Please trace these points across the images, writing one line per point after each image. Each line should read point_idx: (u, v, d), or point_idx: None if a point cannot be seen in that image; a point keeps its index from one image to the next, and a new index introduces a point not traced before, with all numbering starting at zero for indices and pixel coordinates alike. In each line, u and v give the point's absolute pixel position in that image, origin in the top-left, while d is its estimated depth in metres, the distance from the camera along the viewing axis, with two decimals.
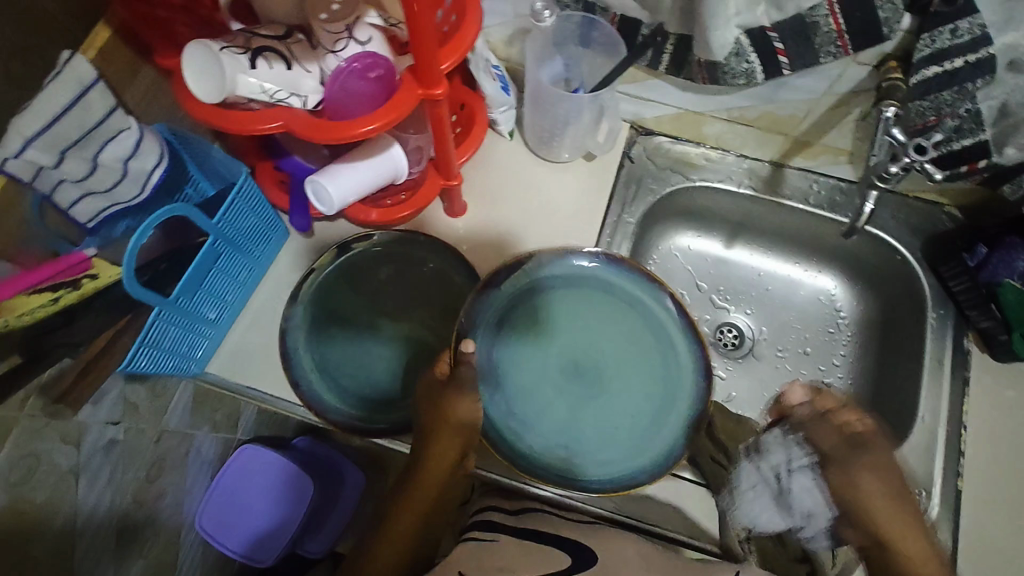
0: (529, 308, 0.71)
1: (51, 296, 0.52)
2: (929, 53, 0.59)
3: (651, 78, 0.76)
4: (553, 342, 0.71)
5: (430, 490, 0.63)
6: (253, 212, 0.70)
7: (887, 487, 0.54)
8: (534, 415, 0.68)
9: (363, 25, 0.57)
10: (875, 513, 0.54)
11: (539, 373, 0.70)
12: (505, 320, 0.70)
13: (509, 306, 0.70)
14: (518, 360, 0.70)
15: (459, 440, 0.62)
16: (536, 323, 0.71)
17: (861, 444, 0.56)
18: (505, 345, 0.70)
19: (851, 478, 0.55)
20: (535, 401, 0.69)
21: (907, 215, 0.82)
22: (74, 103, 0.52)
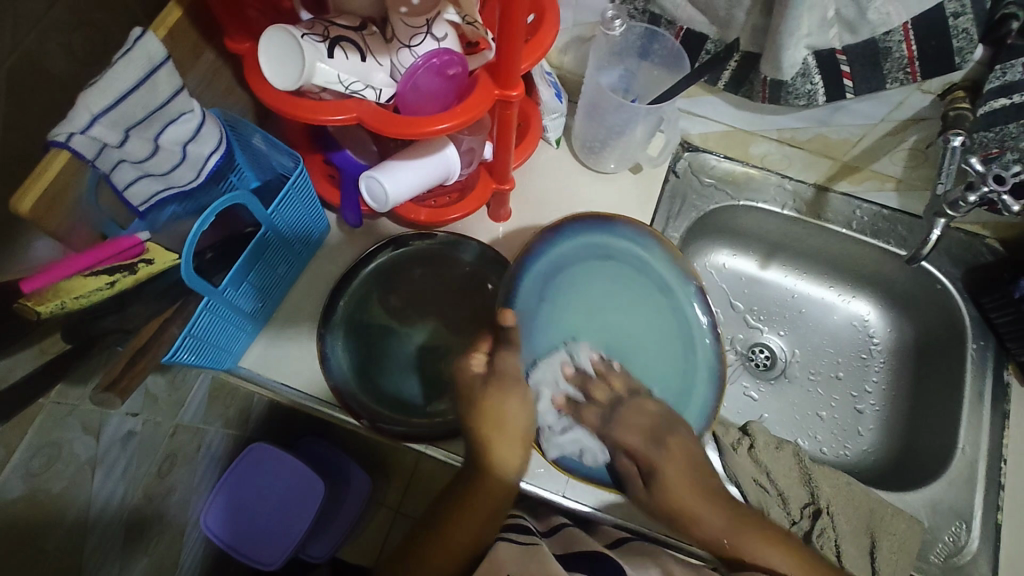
0: (574, 278, 0.68)
1: (107, 280, 0.50)
2: (999, 84, 0.59)
3: (706, 95, 0.76)
4: (571, 319, 0.68)
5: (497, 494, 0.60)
6: (302, 205, 0.68)
7: (691, 467, 0.62)
8: (544, 337, 0.66)
9: (441, 21, 0.55)
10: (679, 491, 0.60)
11: (573, 315, 0.68)
12: (550, 283, 0.67)
13: (553, 268, 0.67)
14: (568, 292, 0.68)
15: (509, 444, 0.61)
16: (590, 282, 0.69)
17: (662, 443, 0.62)
18: (562, 269, 0.67)
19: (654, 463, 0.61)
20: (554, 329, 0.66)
21: (949, 245, 0.82)
22: (143, 82, 0.50)
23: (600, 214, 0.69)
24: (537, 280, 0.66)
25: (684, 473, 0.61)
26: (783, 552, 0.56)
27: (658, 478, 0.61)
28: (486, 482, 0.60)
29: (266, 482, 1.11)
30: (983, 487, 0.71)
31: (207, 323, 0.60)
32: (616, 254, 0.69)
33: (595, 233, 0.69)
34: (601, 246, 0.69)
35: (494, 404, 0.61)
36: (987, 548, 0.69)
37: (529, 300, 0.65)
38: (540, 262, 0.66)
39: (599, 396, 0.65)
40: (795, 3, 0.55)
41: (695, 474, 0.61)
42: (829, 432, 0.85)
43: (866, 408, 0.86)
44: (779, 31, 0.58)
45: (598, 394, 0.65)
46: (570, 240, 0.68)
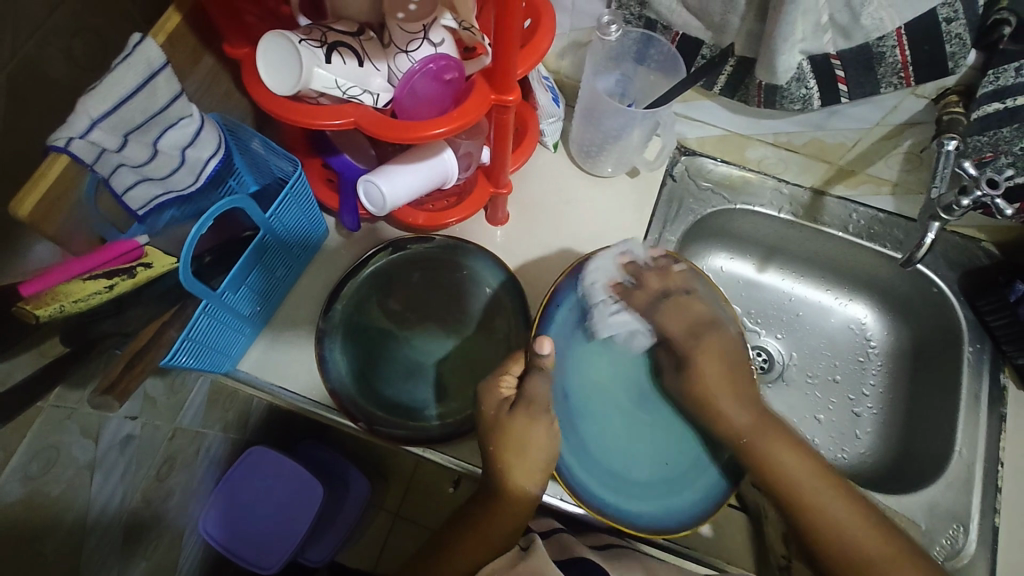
0: (610, 320, 0.70)
1: (106, 283, 0.50)
2: (993, 89, 0.60)
3: (702, 99, 0.77)
4: (605, 361, 0.70)
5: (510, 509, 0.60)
6: (300, 209, 0.68)
7: (722, 365, 0.66)
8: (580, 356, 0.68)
9: (438, 27, 0.56)
10: (712, 388, 0.65)
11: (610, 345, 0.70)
12: (584, 322, 0.69)
13: (589, 306, 0.69)
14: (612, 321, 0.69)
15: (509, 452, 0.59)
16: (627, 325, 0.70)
17: (700, 334, 0.68)
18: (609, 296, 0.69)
19: (692, 359, 0.67)
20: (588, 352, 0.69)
21: (945, 249, 0.83)
22: (142, 87, 0.51)
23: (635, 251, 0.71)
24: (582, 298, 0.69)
25: (717, 369, 0.66)
26: (798, 457, 0.62)
27: (692, 369, 0.66)
28: (496, 493, 0.60)
29: (265, 485, 1.11)
30: (980, 491, 0.71)
31: (206, 326, 0.60)
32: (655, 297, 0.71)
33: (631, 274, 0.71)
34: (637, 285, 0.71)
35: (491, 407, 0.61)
36: (984, 552, 0.69)
37: (571, 314, 0.68)
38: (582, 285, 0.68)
39: (651, 284, 0.70)
40: (789, 8, 0.56)
41: (731, 367, 0.66)
42: (826, 435, 0.85)
43: (864, 412, 0.86)
44: (773, 36, 0.58)
45: (649, 283, 0.71)
46: (606, 279, 0.70)
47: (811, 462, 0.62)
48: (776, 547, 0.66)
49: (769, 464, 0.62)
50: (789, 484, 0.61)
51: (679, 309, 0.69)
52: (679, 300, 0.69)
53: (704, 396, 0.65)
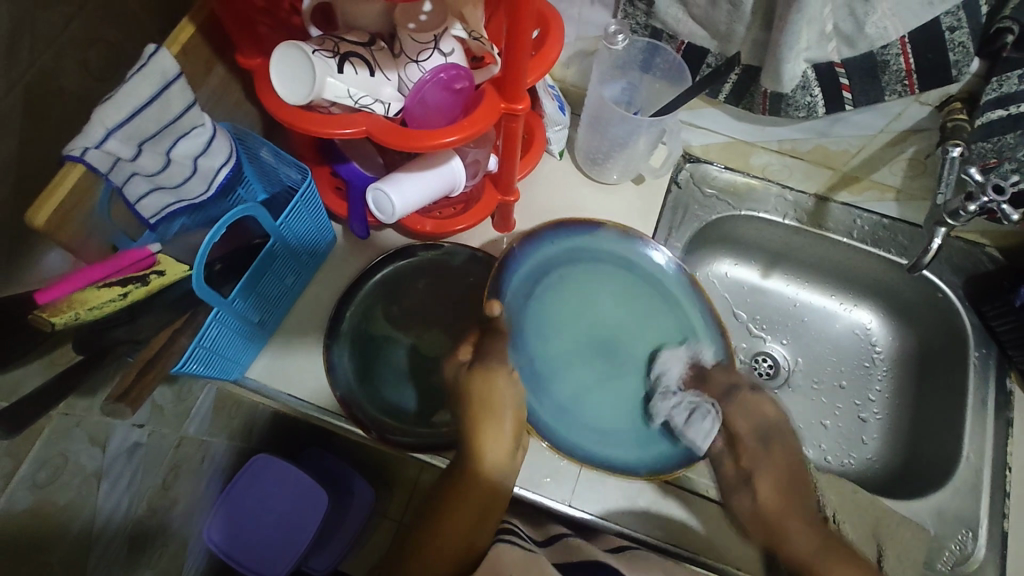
0: (568, 279, 0.73)
1: (120, 292, 0.50)
2: (997, 96, 0.60)
3: (706, 107, 0.78)
4: (566, 320, 0.72)
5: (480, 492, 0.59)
6: (310, 217, 0.69)
7: (778, 484, 0.68)
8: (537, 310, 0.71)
9: (448, 37, 0.56)
10: (768, 504, 0.66)
11: (571, 302, 0.72)
12: (540, 282, 0.71)
13: (545, 268, 0.72)
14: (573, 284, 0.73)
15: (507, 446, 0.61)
16: (585, 284, 0.73)
17: (766, 450, 0.71)
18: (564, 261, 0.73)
19: (751, 474, 0.69)
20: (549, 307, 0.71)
21: (949, 254, 0.83)
22: (158, 96, 0.52)
23: (585, 220, 0.74)
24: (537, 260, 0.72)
25: (778, 488, 0.68)
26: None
27: (750, 484, 0.68)
28: (477, 479, 0.59)
29: (268, 493, 1.10)
30: (989, 495, 0.72)
31: (217, 333, 0.60)
32: (610, 258, 0.75)
33: (585, 237, 0.74)
34: (593, 249, 0.74)
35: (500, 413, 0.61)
36: (994, 557, 0.69)
37: (529, 273, 0.71)
38: (538, 253, 0.72)
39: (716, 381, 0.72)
40: (795, 17, 0.56)
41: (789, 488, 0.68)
42: (833, 441, 0.85)
43: (870, 417, 0.86)
44: (779, 44, 0.59)
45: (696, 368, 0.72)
46: (558, 244, 0.73)
47: None
48: None
49: None
50: None
51: (746, 420, 0.72)
52: (758, 409, 0.73)
53: (769, 518, 0.65)
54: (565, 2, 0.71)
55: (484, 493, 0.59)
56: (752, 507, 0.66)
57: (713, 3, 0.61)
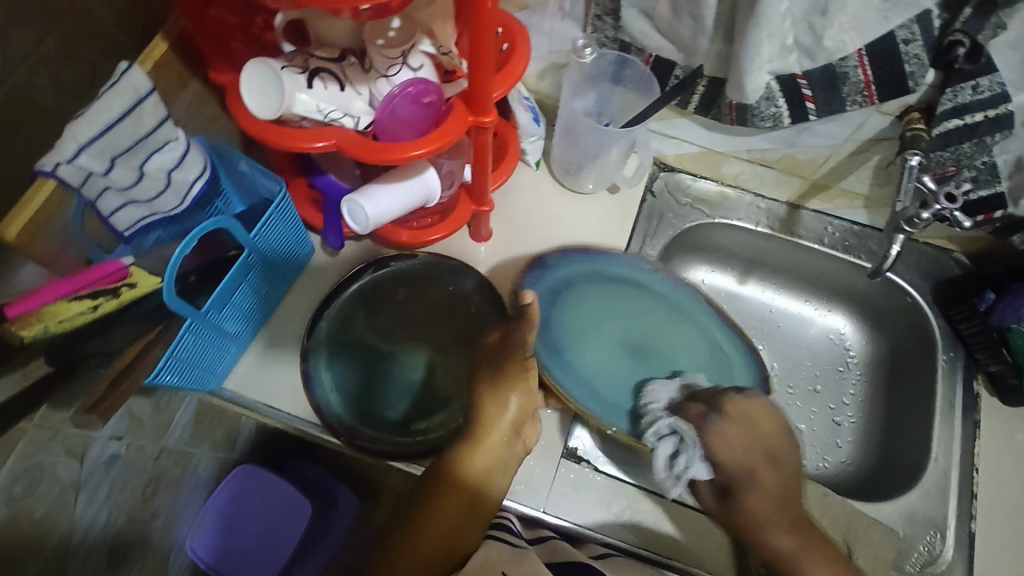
0: (595, 294, 0.78)
1: (90, 304, 0.51)
2: (952, 106, 0.62)
3: (679, 117, 0.79)
4: (596, 331, 0.77)
5: (461, 496, 0.60)
6: (286, 228, 0.70)
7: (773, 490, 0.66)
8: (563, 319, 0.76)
9: (416, 52, 0.58)
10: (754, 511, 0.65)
11: (598, 314, 0.77)
12: (568, 294, 0.77)
13: (571, 281, 0.78)
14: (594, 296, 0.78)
15: (495, 454, 0.62)
16: (615, 303, 0.78)
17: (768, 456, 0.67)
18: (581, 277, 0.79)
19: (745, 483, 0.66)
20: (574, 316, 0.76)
21: (918, 259, 0.85)
22: (130, 111, 0.52)
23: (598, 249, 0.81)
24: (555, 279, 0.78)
25: (770, 500, 0.66)
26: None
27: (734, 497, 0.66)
28: (459, 485, 0.60)
29: (253, 503, 1.10)
30: (956, 496, 0.73)
31: (190, 344, 0.61)
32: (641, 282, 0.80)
33: (613, 262, 0.80)
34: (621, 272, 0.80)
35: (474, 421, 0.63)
36: (961, 557, 0.70)
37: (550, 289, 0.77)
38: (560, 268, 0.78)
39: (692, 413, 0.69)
40: (753, 30, 0.58)
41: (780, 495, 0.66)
42: (808, 444, 0.86)
43: (845, 421, 0.88)
44: (740, 58, 0.61)
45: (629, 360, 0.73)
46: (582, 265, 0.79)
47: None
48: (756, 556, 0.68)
49: None
50: None
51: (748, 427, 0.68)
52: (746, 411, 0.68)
53: (753, 531, 0.65)
54: (536, 16, 0.72)
55: (465, 499, 0.60)
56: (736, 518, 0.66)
57: (678, 17, 0.63)
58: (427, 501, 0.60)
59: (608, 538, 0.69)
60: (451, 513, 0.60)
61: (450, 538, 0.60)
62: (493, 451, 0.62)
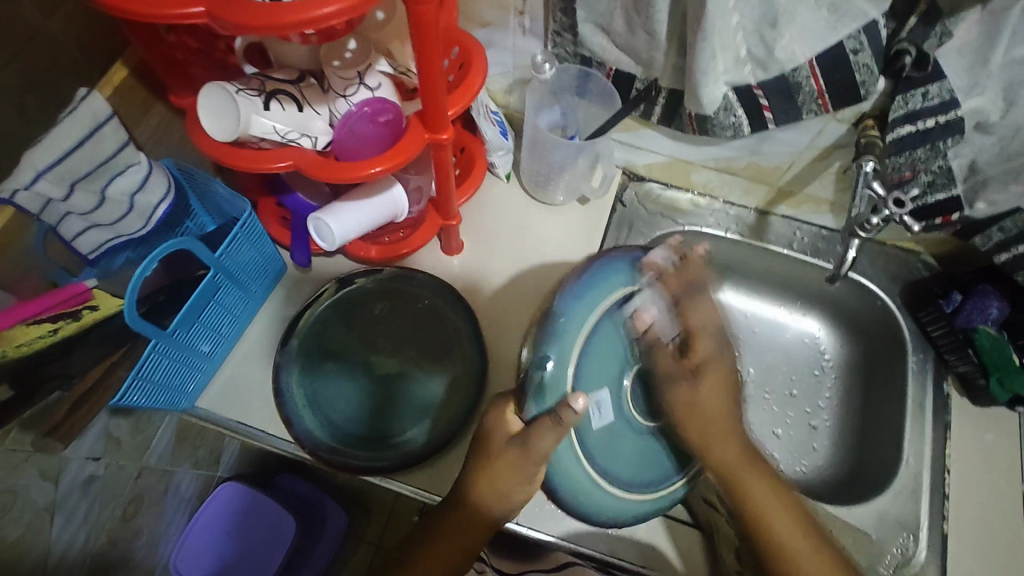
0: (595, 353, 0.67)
1: (50, 328, 0.53)
2: (904, 112, 0.64)
3: (643, 128, 0.80)
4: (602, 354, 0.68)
5: (469, 522, 0.62)
6: (254, 248, 0.71)
7: (721, 399, 0.67)
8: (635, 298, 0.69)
9: (373, 72, 0.60)
10: (714, 421, 0.66)
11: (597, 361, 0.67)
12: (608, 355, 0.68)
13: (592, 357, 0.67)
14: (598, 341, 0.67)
15: (492, 476, 0.61)
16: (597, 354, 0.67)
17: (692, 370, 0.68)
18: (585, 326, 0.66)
19: (692, 399, 0.67)
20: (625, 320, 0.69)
21: (885, 262, 0.86)
22: (88, 137, 0.53)
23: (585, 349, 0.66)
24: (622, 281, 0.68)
25: (716, 410, 0.66)
26: (771, 489, 0.64)
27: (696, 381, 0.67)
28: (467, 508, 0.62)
29: (236, 520, 1.09)
30: (928, 498, 0.73)
31: (156, 364, 0.62)
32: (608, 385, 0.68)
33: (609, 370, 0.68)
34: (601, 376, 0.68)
35: (485, 455, 0.62)
36: (934, 558, 0.71)
37: (605, 288, 0.67)
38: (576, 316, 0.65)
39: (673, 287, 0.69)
40: (703, 44, 0.58)
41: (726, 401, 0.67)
42: (785, 449, 0.86)
43: (820, 424, 0.87)
44: (693, 70, 0.61)
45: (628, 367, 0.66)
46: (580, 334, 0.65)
47: (785, 498, 0.64)
48: (728, 561, 0.68)
49: (746, 502, 0.63)
50: (753, 511, 0.63)
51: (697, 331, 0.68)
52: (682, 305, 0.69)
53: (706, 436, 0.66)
54: (498, 33, 0.74)
55: (475, 521, 0.62)
56: (687, 413, 0.67)
57: (633, 32, 0.64)
58: (445, 515, 0.63)
59: (586, 549, 0.67)
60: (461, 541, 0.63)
61: (466, 540, 0.63)
62: (511, 482, 0.61)
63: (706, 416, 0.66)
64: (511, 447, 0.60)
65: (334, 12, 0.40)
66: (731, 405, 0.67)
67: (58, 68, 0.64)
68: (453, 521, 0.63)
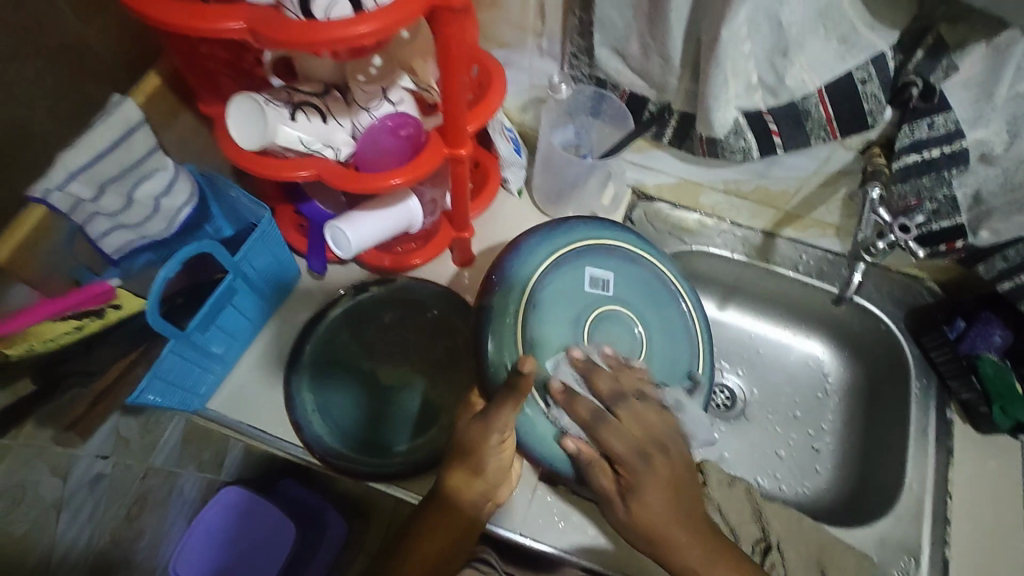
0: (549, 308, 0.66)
1: (75, 324, 0.55)
2: (911, 141, 0.65)
3: (653, 149, 0.82)
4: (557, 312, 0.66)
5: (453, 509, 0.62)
6: (272, 254, 0.72)
7: (668, 499, 0.57)
8: (590, 254, 0.69)
9: (396, 87, 0.62)
10: (670, 523, 0.57)
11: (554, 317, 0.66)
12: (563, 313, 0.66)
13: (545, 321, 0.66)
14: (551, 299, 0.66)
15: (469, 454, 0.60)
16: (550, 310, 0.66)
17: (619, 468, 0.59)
18: (536, 278, 0.66)
19: (631, 508, 0.57)
20: (579, 278, 0.68)
21: (890, 287, 0.86)
22: (119, 141, 0.55)
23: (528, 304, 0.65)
24: (575, 238, 0.69)
25: (669, 506, 0.57)
26: None
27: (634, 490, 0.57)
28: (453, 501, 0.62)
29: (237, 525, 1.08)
30: (930, 523, 0.74)
31: (172, 364, 0.63)
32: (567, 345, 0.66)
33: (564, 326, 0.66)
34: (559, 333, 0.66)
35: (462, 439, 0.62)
36: None
37: (548, 247, 0.67)
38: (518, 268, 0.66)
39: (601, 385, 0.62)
40: (716, 70, 0.60)
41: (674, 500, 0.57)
42: (788, 470, 0.86)
43: (823, 446, 0.88)
44: (706, 95, 0.63)
45: (601, 383, 0.62)
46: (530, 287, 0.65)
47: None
48: None
49: None
50: None
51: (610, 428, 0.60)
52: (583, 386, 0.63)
53: (655, 539, 0.57)
54: (515, 53, 0.77)
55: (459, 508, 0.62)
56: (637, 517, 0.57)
57: (647, 56, 0.66)
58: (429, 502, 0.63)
59: (585, 562, 0.68)
60: (443, 536, 0.62)
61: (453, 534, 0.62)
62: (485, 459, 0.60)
63: (658, 519, 0.57)
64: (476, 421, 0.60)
65: (369, 31, 0.43)
66: (685, 500, 0.58)
67: (93, 75, 0.66)
68: (434, 515, 0.62)
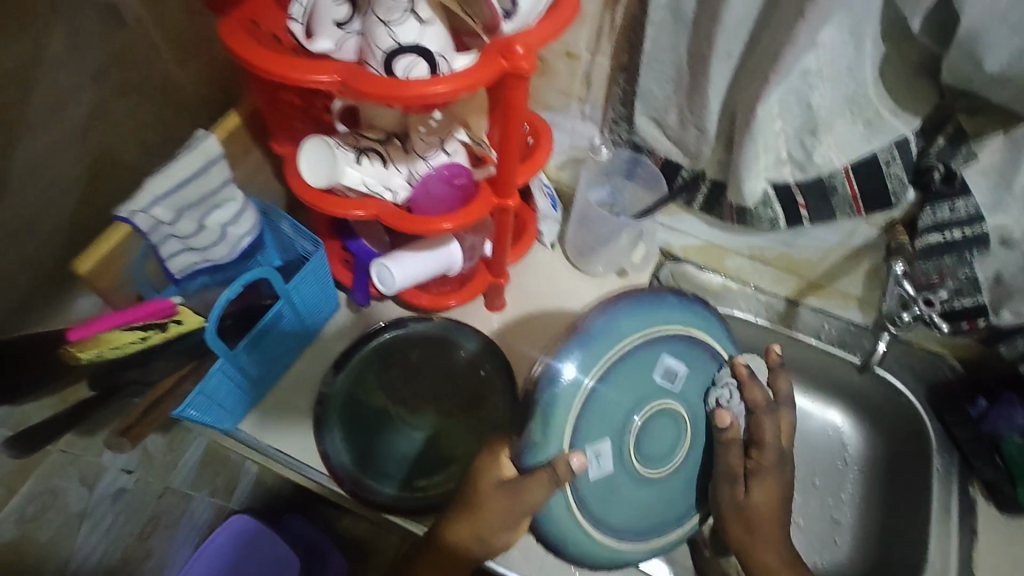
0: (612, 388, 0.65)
1: (140, 335, 0.58)
2: (933, 222, 0.69)
3: (682, 212, 0.88)
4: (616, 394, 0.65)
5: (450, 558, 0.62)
6: (319, 284, 0.76)
7: (773, 497, 0.66)
8: (664, 343, 0.68)
9: (453, 139, 0.67)
10: (764, 521, 0.65)
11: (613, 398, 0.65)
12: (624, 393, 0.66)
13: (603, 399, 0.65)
14: (617, 380, 0.65)
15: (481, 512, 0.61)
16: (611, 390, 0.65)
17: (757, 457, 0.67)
18: (606, 361, 0.65)
19: (749, 493, 0.66)
20: (649, 364, 0.67)
21: (909, 361, 0.88)
22: (198, 173, 0.62)
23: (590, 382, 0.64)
24: (652, 324, 0.68)
25: (775, 507, 0.65)
26: None
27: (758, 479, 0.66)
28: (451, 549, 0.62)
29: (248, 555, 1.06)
30: None
31: (218, 382, 0.67)
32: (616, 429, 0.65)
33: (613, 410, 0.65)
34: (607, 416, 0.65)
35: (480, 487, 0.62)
36: None
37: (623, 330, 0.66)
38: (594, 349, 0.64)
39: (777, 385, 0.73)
40: (750, 144, 0.65)
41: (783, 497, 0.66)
42: (806, 538, 0.86)
43: (843, 518, 0.87)
44: (739, 163, 0.67)
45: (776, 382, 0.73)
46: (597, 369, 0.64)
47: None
48: None
49: None
50: None
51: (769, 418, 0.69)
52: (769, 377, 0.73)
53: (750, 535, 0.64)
54: (559, 116, 0.83)
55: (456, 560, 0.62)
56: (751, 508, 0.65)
57: (684, 127, 0.72)
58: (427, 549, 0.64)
59: None
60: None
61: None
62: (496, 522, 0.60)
63: (769, 507, 0.65)
64: (500, 487, 0.60)
65: (443, 91, 0.48)
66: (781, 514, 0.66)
67: None
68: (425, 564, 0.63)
